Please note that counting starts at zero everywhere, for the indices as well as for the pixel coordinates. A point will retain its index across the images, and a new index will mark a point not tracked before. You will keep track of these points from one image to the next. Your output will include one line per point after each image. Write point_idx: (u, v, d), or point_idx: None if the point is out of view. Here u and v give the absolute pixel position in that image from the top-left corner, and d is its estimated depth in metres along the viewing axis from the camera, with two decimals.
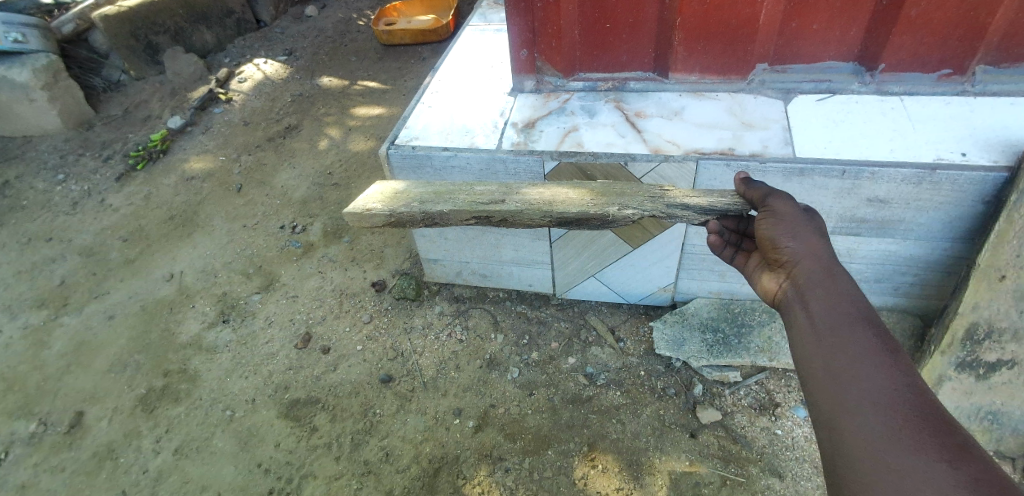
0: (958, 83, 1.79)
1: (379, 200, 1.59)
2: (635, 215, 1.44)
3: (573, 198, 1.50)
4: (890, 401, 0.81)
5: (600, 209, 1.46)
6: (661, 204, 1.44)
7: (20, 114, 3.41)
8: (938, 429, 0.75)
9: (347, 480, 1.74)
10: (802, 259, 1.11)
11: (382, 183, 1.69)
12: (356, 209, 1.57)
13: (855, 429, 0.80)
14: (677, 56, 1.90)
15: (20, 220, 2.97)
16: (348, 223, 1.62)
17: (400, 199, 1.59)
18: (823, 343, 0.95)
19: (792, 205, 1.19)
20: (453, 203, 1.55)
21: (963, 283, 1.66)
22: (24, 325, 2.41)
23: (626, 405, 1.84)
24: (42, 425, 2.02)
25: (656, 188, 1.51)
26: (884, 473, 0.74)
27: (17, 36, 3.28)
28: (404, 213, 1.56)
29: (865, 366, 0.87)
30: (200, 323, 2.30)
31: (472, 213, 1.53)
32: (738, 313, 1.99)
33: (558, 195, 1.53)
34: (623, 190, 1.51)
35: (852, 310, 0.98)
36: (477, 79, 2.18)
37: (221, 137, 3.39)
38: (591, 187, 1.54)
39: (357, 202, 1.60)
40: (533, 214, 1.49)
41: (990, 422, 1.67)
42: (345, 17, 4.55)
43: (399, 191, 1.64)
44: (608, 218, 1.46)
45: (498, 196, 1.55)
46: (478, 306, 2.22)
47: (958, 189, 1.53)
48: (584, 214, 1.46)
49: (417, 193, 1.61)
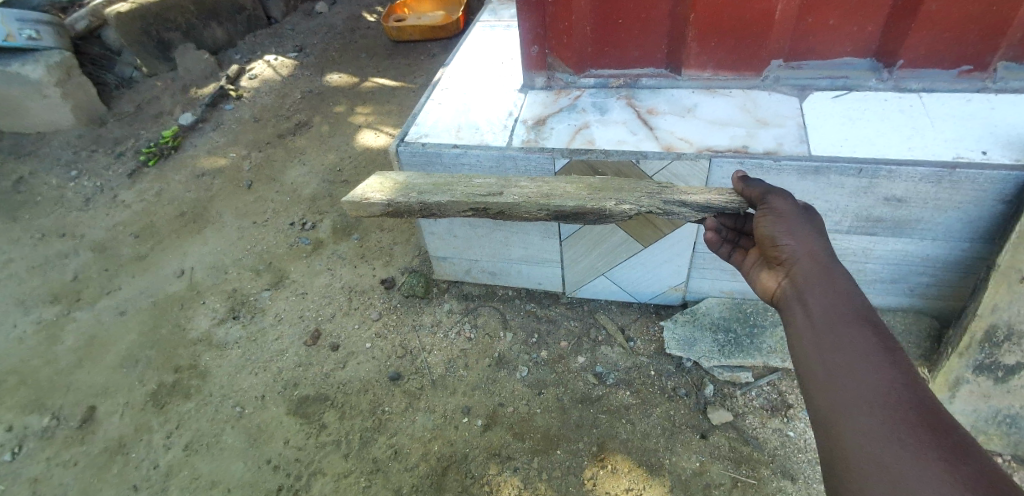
0: (978, 80, 1.75)
1: (378, 189, 1.59)
2: (631, 210, 1.42)
3: (570, 191, 1.49)
4: (889, 400, 0.78)
5: (598, 202, 1.44)
6: (658, 200, 1.42)
7: (32, 110, 3.44)
8: (936, 426, 0.73)
9: (356, 478, 1.74)
10: (801, 256, 1.09)
11: (379, 173, 1.68)
12: (354, 197, 1.56)
13: (853, 431, 0.78)
14: (689, 52, 1.87)
15: (33, 215, 2.99)
16: (345, 211, 1.60)
17: (399, 189, 1.59)
18: (821, 343, 0.93)
19: (791, 204, 1.18)
20: (451, 194, 1.55)
21: (982, 285, 1.63)
22: (36, 320, 2.43)
23: (637, 405, 1.83)
24: (55, 419, 2.04)
25: (655, 184, 1.49)
26: (881, 473, 0.72)
27: (31, 33, 3.30)
28: (401, 202, 1.55)
29: (864, 364, 0.85)
30: (210, 320, 2.31)
31: (469, 204, 1.52)
32: (750, 313, 1.97)
33: (556, 188, 1.52)
34: (620, 186, 1.50)
35: (852, 306, 0.96)
36: (488, 76, 2.17)
37: (231, 134, 3.40)
38: (591, 181, 1.53)
39: (356, 191, 1.59)
40: (529, 207, 1.47)
41: (1008, 426, 1.62)
42: (354, 13, 4.55)
43: (398, 181, 1.63)
44: (605, 212, 1.44)
45: (496, 189, 1.54)
46: (488, 304, 2.21)
47: (977, 189, 1.50)
48: (581, 207, 1.45)
49: (417, 184, 1.61)
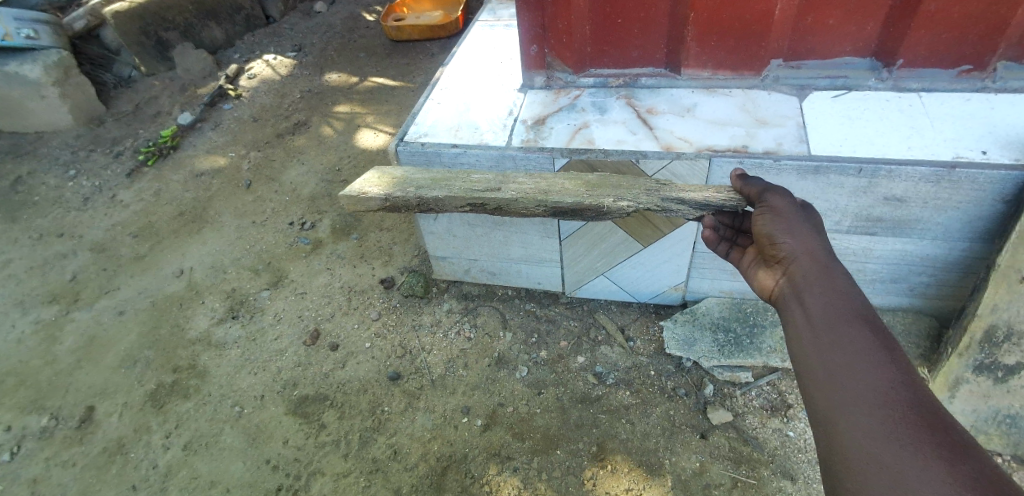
0: (977, 79, 1.75)
1: (375, 184, 1.58)
2: (630, 207, 1.42)
3: (569, 188, 1.49)
4: (888, 400, 0.78)
5: (596, 198, 1.44)
6: (656, 197, 1.41)
7: (31, 110, 3.43)
8: (935, 426, 0.73)
9: (355, 478, 1.73)
10: (801, 254, 1.09)
11: (377, 167, 1.68)
12: (352, 191, 1.56)
13: (853, 430, 0.78)
14: (689, 52, 1.87)
15: (32, 215, 2.99)
16: (343, 206, 1.60)
17: (396, 184, 1.59)
18: (820, 342, 0.92)
19: (790, 202, 1.18)
20: (449, 189, 1.54)
21: (981, 285, 1.64)
22: (35, 320, 2.43)
23: (636, 405, 1.83)
24: (54, 419, 2.04)
25: (654, 181, 1.49)
26: (881, 473, 0.71)
27: (28, 33, 3.30)
28: (399, 198, 1.55)
29: (863, 362, 0.85)
30: (209, 319, 2.31)
31: (467, 200, 1.51)
32: (750, 313, 1.97)
33: (554, 184, 1.52)
34: (619, 183, 1.50)
35: (851, 305, 0.96)
36: (487, 75, 2.17)
37: (230, 133, 3.39)
38: (589, 178, 1.53)
39: (353, 186, 1.59)
40: (527, 202, 1.47)
41: (1007, 426, 1.63)
42: (353, 13, 4.55)
43: (395, 176, 1.63)
44: (603, 209, 1.44)
45: (494, 184, 1.54)
46: (487, 303, 2.21)
47: (977, 189, 1.50)
48: (579, 204, 1.44)
49: (415, 179, 1.60)
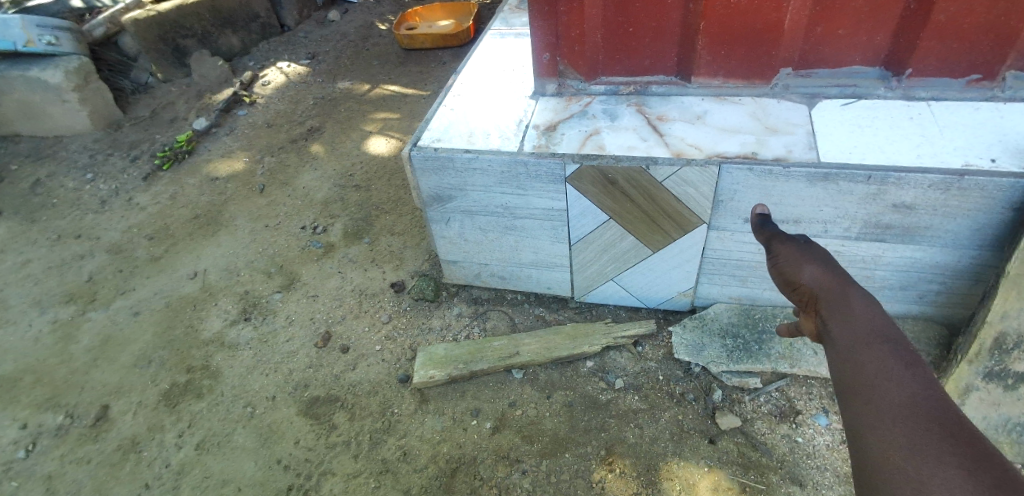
0: (987, 89, 1.77)
1: (435, 366, 2.00)
2: (596, 350, 2.00)
3: (560, 341, 2.04)
4: (911, 410, 0.73)
5: (580, 347, 2.01)
6: (612, 338, 2.03)
7: (51, 113, 3.49)
8: (956, 434, 0.68)
9: (365, 479, 1.74)
10: (817, 287, 1.09)
11: (424, 347, 2.08)
12: (422, 376, 1.97)
13: (876, 441, 0.71)
14: (700, 60, 1.89)
15: (50, 217, 3.04)
16: (410, 386, 1.99)
17: (449, 362, 2.01)
18: (842, 366, 0.89)
19: (795, 246, 1.23)
20: (486, 360, 2.00)
21: (992, 292, 1.64)
22: (53, 320, 2.47)
23: (646, 409, 1.83)
24: (69, 417, 2.07)
25: (605, 324, 2.08)
26: (902, 477, 0.65)
27: (50, 39, 3.35)
28: (455, 373, 1.97)
29: (886, 378, 0.80)
30: (223, 321, 2.34)
31: (502, 365, 1.99)
32: (759, 319, 1.98)
33: (550, 340, 2.05)
34: (588, 330, 2.07)
35: (876, 329, 0.92)
36: (500, 82, 2.20)
37: (244, 138, 3.45)
38: (567, 328, 2.09)
39: (421, 370, 1.99)
40: (540, 353, 2.01)
41: (1018, 434, 1.62)
42: (366, 22, 4.64)
43: (443, 354, 2.04)
44: (586, 354, 2.00)
45: (511, 348, 2.04)
46: (497, 307, 2.24)
47: (986, 196, 1.51)
48: (573, 354, 1.99)
49: (456, 354, 2.04)
